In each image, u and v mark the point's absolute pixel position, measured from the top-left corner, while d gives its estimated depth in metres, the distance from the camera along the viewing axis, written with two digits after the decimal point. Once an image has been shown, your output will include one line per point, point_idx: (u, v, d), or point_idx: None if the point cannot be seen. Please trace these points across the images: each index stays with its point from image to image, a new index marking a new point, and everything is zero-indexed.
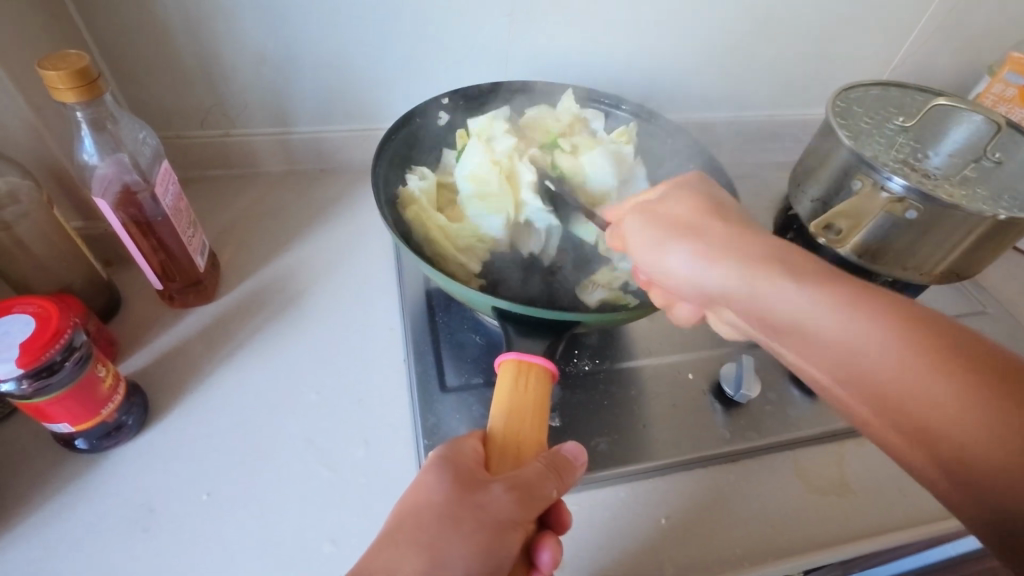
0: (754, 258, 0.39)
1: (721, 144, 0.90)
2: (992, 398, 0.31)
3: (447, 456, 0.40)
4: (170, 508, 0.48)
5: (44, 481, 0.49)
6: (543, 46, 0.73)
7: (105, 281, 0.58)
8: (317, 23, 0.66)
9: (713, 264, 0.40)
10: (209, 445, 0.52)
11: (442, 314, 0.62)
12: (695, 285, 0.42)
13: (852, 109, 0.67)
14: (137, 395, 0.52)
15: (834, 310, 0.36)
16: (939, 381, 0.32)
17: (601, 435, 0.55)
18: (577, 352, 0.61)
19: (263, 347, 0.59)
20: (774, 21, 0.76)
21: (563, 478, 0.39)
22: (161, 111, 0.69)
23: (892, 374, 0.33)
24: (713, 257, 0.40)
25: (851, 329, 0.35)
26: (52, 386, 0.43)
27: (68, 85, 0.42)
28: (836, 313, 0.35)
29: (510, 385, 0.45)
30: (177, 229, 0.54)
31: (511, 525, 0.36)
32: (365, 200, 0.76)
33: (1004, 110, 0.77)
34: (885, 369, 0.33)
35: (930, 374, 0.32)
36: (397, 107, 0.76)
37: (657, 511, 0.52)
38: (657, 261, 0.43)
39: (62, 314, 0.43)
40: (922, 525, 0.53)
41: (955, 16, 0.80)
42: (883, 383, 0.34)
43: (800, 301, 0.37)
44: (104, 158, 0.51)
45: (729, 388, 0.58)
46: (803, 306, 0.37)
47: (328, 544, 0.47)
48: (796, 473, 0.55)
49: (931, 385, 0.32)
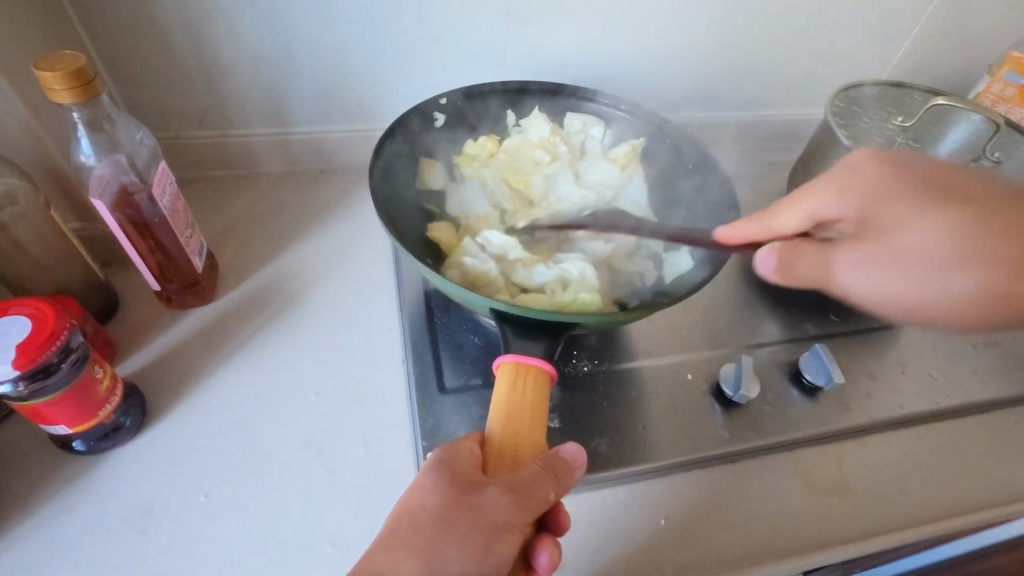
0: (869, 222, 0.44)
1: (721, 144, 0.89)
2: (995, 259, 0.39)
3: (444, 458, 0.40)
4: (169, 510, 0.48)
5: (42, 483, 0.49)
6: (542, 46, 0.73)
7: (103, 282, 0.58)
8: (316, 24, 0.65)
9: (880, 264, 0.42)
10: (207, 447, 0.52)
11: (440, 315, 0.62)
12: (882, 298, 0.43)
13: (851, 109, 0.67)
14: (135, 397, 0.52)
15: (953, 218, 0.41)
16: (956, 274, 0.40)
17: (600, 436, 0.55)
18: (576, 353, 0.61)
19: (261, 348, 0.59)
20: (775, 19, 0.76)
21: (561, 480, 0.39)
22: (160, 111, 0.69)
23: (937, 247, 0.41)
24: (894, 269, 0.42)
25: (968, 241, 0.40)
26: (49, 388, 0.43)
27: (65, 85, 0.42)
28: (945, 237, 0.41)
29: (508, 386, 0.45)
30: (175, 230, 0.54)
31: (508, 528, 0.36)
32: (363, 200, 0.76)
33: (1003, 109, 0.77)
34: (932, 253, 0.41)
35: (958, 235, 0.40)
36: (396, 107, 0.76)
37: (656, 512, 0.52)
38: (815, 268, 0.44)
39: (60, 316, 0.43)
40: (922, 525, 0.53)
41: (954, 15, 0.80)
42: (919, 257, 0.41)
43: (924, 229, 0.41)
44: (101, 159, 0.51)
45: (728, 388, 0.57)
46: (924, 232, 0.41)
47: (327, 546, 0.47)
48: (795, 474, 0.55)
49: (977, 270, 0.40)
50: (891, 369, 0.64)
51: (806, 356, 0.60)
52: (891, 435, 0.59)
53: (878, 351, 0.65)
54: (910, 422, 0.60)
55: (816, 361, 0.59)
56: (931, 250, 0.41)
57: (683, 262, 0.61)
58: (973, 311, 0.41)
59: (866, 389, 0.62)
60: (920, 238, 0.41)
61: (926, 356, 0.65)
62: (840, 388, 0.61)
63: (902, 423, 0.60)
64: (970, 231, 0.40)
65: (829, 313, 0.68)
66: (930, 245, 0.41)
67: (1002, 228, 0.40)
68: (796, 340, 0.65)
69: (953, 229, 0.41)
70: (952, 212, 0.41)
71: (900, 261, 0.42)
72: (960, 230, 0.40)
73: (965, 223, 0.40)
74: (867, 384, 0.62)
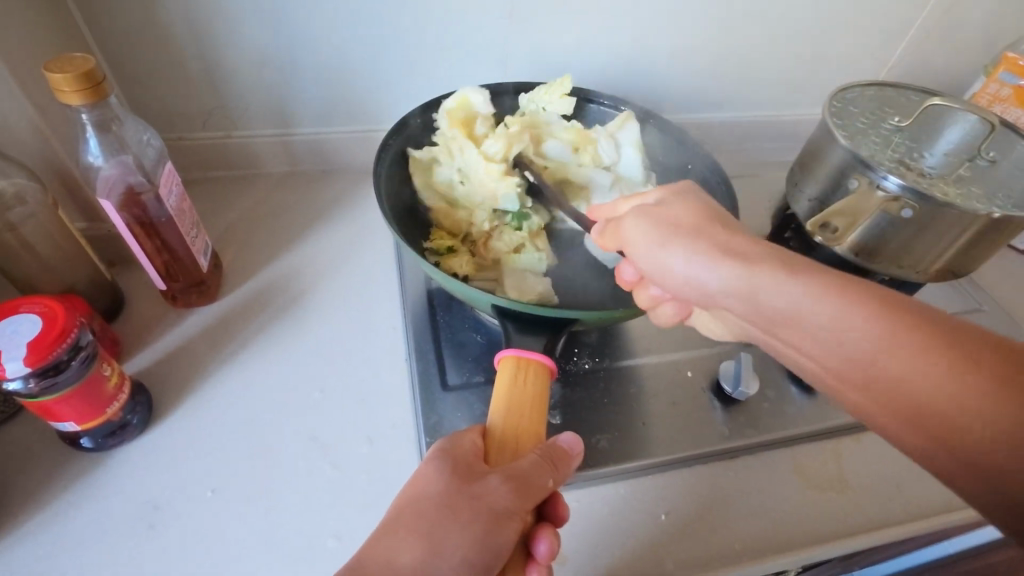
0: (754, 258, 0.38)
1: (719, 144, 0.90)
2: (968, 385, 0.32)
3: (446, 448, 0.40)
4: (177, 504, 0.49)
5: (51, 479, 0.49)
6: (543, 48, 0.74)
7: (109, 281, 0.59)
8: (319, 27, 0.66)
9: (717, 264, 0.39)
10: (213, 444, 0.52)
11: (443, 313, 0.63)
12: (693, 286, 0.41)
13: (847, 109, 0.67)
14: (142, 394, 0.53)
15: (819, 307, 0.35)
16: (877, 337, 0.34)
17: (601, 432, 0.55)
18: (577, 351, 0.61)
19: (266, 348, 0.60)
20: (773, 21, 0.77)
21: (559, 468, 0.40)
22: (163, 113, 0.69)
23: (904, 378, 0.33)
24: (716, 256, 0.39)
25: (857, 330, 0.34)
26: (59, 384, 0.43)
27: (75, 87, 0.42)
28: (840, 322, 0.35)
29: (509, 379, 0.45)
30: (181, 230, 0.55)
31: (509, 515, 0.36)
32: (365, 200, 0.77)
33: (999, 109, 0.78)
34: (904, 372, 0.33)
35: (953, 375, 0.32)
36: (397, 108, 0.77)
37: (657, 507, 0.52)
38: (656, 260, 0.42)
39: (69, 314, 0.44)
40: (918, 519, 0.54)
41: (949, 18, 0.81)
42: (892, 379, 0.34)
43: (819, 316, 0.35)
44: (109, 160, 0.51)
45: (728, 384, 0.58)
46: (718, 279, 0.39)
47: (332, 540, 0.48)
48: (794, 469, 0.56)
49: (917, 436, 0.34)
50: None
51: None
52: None
53: None
54: None
55: None
56: (770, 269, 0.37)
57: None
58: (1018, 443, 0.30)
59: None
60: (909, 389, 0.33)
61: None
62: None
63: None
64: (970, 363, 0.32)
65: None
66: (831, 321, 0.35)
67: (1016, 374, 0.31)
68: None
69: (899, 310, 0.34)
70: (909, 343, 0.33)
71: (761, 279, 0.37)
72: (918, 362, 0.33)
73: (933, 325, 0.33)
74: None
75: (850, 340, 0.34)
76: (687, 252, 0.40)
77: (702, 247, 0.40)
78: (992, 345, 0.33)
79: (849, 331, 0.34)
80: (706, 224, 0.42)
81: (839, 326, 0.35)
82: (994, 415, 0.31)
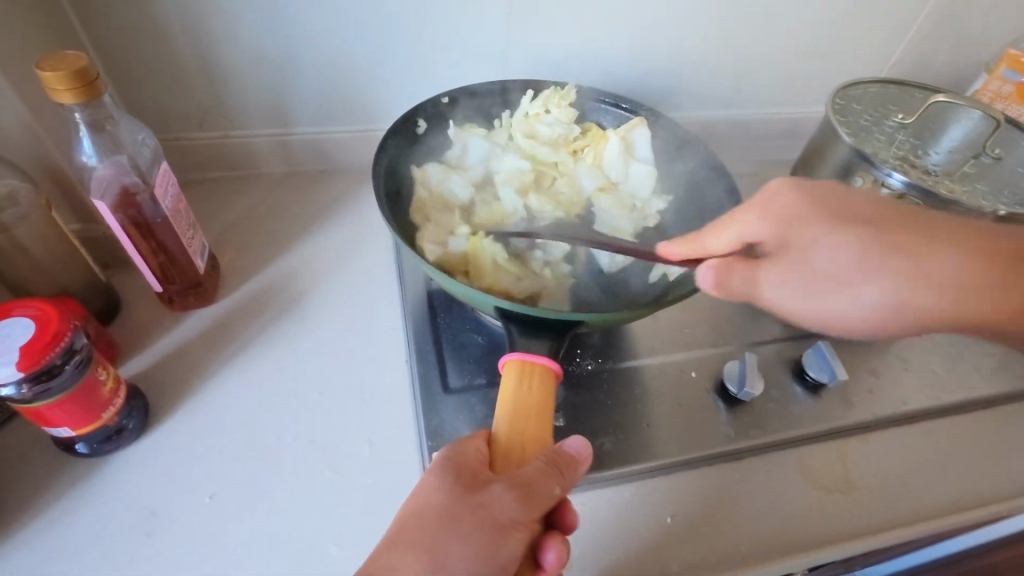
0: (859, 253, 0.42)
1: (720, 143, 0.90)
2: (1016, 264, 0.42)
3: (450, 456, 0.40)
4: (173, 511, 0.48)
5: (45, 486, 0.48)
6: (543, 48, 0.73)
7: (104, 284, 0.58)
8: (319, 25, 0.65)
9: (845, 247, 0.42)
10: (211, 449, 0.52)
11: (443, 315, 0.62)
12: (848, 323, 0.44)
13: (851, 107, 0.67)
14: (139, 398, 0.52)
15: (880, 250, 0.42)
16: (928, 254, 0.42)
17: (606, 434, 0.55)
18: (580, 352, 0.61)
19: (265, 350, 0.59)
20: (775, 19, 0.76)
21: (566, 475, 0.39)
22: (161, 113, 0.68)
23: (909, 301, 0.42)
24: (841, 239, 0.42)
25: (891, 245, 0.42)
26: (53, 389, 0.42)
27: (67, 85, 0.41)
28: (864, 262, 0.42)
29: (514, 386, 0.44)
30: (178, 231, 0.54)
31: (515, 524, 0.36)
32: (363, 201, 0.76)
33: (1001, 106, 0.78)
34: (918, 302, 0.42)
35: (973, 270, 0.42)
36: (397, 107, 0.76)
37: (662, 509, 0.52)
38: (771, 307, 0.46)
39: (62, 317, 0.43)
40: (925, 520, 0.53)
41: (950, 15, 0.80)
42: (916, 311, 0.42)
43: (949, 262, 0.42)
44: (103, 160, 0.50)
45: (732, 385, 0.57)
46: (888, 295, 0.42)
47: (332, 547, 0.47)
48: (799, 470, 0.55)
49: (993, 322, 0.43)
50: (893, 366, 0.64)
51: (809, 353, 0.60)
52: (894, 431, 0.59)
53: (881, 348, 0.65)
54: (913, 418, 0.60)
55: (819, 358, 0.59)
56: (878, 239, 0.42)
57: None
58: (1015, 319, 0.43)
59: (869, 385, 0.62)
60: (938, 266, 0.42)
61: (927, 352, 0.66)
62: (844, 386, 0.61)
63: (905, 419, 0.60)
64: (979, 261, 0.42)
65: None
66: (847, 261, 0.42)
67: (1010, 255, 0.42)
68: (799, 337, 0.65)
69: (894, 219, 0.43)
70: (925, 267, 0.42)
71: (801, 288, 0.44)
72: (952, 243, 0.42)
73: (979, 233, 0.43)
74: (870, 380, 0.62)
75: (893, 276, 0.42)
76: (827, 241, 0.43)
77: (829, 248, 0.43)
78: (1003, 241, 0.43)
79: (875, 251, 0.42)
80: (865, 255, 0.42)
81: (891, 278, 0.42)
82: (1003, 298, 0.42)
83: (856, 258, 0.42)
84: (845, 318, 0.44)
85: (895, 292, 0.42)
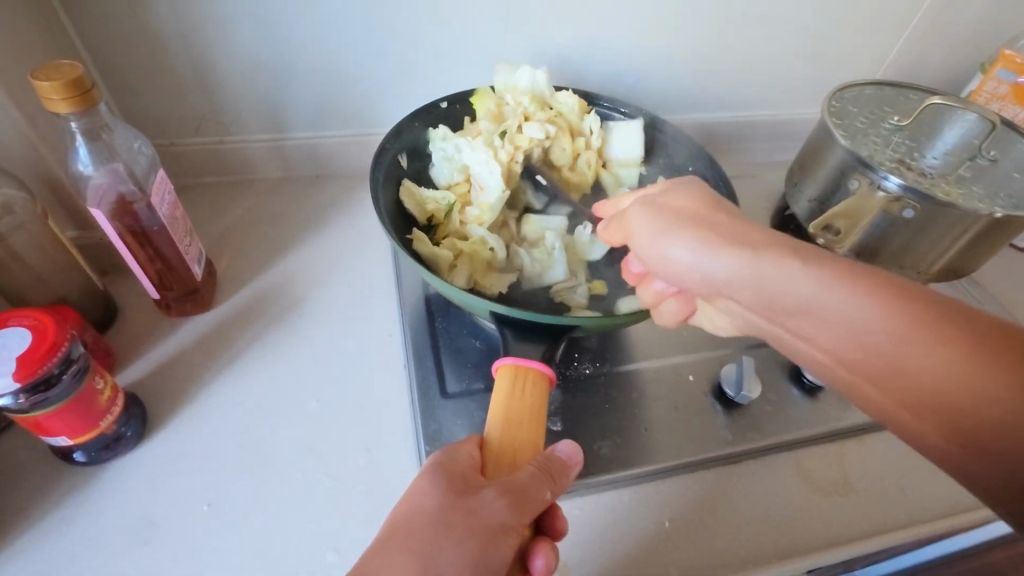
0: (749, 245, 0.39)
1: (716, 145, 0.90)
2: (970, 345, 0.32)
3: (442, 462, 0.39)
4: (171, 520, 0.48)
5: (43, 495, 0.48)
6: (540, 50, 0.73)
7: (101, 291, 0.58)
8: (314, 31, 0.66)
9: (716, 256, 0.39)
10: (208, 457, 0.52)
11: (441, 319, 0.62)
12: (703, 277, 0.41)
13: (847, 109, 0.67)
14: (136, 407, 0.52)
15: (753, 264, 0.38)
16: (905, 326, 0.33)
17: (603, 439, 0.55)
18: (577, 356, 0.61)
19: (263, 356, 0.59)
20: (769, 22, 0.77)
21: (557, 481, 0.39)
22: (154, 119, 0.68)
23: (913, 363, 0.33)
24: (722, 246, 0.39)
25: (781, 266, 0.37)
26: (50, 399, 0.42)
27: (61, 95, 0.41)
28: (813, 283, 0.36)
29: (506, 391, 0.44)
30: (174, 239, 0.54)
31: (506, 530, 0.36)
32: (359, 206, 0.76)
33: (997, 107, 0.78)
34: (924, 374, 0.32)
35: (913, 330, 0.33)
36: (393, 112, 0.76)
37: (660, 514, 0.52)
38: (657, 251, 0.43)
39: (59, 327, 0.43)
40: (922, 523, 0.53)
41: (945, 16, 0.80)
42: (930, 388, 0.32)
43: (789, 274, 0.37)
44: (99, 168, 0.50)
45: (729, 389, 0.58)
46: (720, 271, 0.40)
47: (331, 554, 0.47)
48: (796, 472, 0.56)
49: (942, 429, 0.32)
50: None
51: None
52: (891, 433, 0.60)
53: None
54: None
55: None
56: (767, 265, 0.38)
57: None
58: (998, 418, 0.30)
59: None
60: (798, 286, 0.37)
61: None
62: None
63: None
64: (950, 341, 0.32)
65: None
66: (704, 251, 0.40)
67: (946, 327, 0.32)
68: None
69: (892, 291, 0.35)
70: (891, 310, 0.34)
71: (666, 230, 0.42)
72: (893, 324, 0.33)
73: (899, 288, 0.35)
74: None
75: (773, 273, 0.37)
76: (697, 242, 0.40)
77: (711, 239, 0.40)
78: (991, 328, 0.33)
79: (761, 278, 0.38)
80: (710, 218, 0.42)
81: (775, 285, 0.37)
82: (1008, 396, 0.30)
83: (757, 269, 0.38)
84: (684, 275, 0.42)
85: (712, 262, 0.40)
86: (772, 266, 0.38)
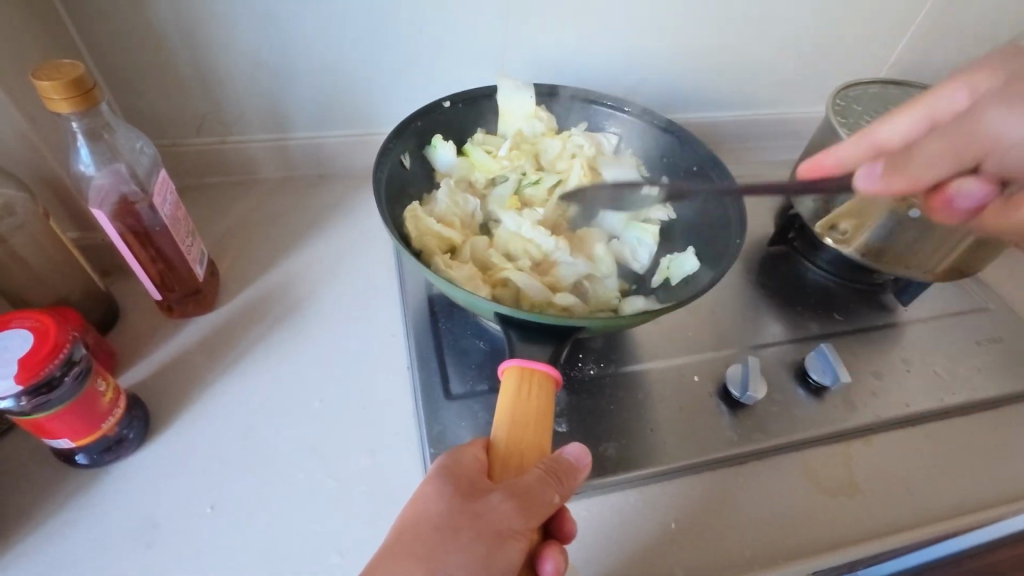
0: (959, 147, 0.42)
1: (720, 144, 0.90)
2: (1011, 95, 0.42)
3: (448, 465, 0.39)
4: (174, 522, 0.47)
5: (45, 497, 0.48)
6: (543, 50, 0.73)
7: (102, 292, 0.57)
8: (317, 30, 0.65)
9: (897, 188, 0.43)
10: (211, 459, 0.51)
11: (444, 320, 0.62)
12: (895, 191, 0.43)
13: (852, 108, 0.67)
14: (138, 408, 0.51)
15: (949, 137, 0.42)
16: (957, 136, 0.42)
17: (609, 440, 0.54)
18: (581, 357, 0.60)
19: (265, 357, 0.59)
20: (774, 20, 0.76)
21: (564, 484, 0.38)
22: (158, 119, 0.68)
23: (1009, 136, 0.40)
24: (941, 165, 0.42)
25: (947, 139, 0.42)
26: (52, 402, 0.42)
27: (63, 94, 0.41)
28: (945, 135, 0.42)
29: (512, 393, 0.44)
30: (177, 239, 0.54)
31: (513, 535, 0.35)
32: (362, 206, 0.76)
33: None
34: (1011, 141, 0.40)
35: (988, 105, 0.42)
36: (395, 112, 0.75)
37: (666, 515, 0.51)
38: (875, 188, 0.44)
39: (61, 328, 0.43)
40: (929, 524, 0.53)
41: (949, 15, 0.80)
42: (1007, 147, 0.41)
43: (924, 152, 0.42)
44: (100, 168, 0.50)
45: (735, 389, 0.57)
46: (945, 168, 0.42)
47: (335, 556, 0.47)
48: (803, 473, 0.55)
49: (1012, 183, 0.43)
50: (895, 367, 0.64)
51: (811, 356, 0.60)
52: (897, 433, 0.59)
53: (883, 350, 0.65)
54: (916, 420, 0.60)
55: (822, 360, 0.59)
56: (948, 140, 0.42)
57: (689, 264, 0.60)
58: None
59: (872, 388, 0.62)
60: (936, 144, 0.42)
61: (930, 354, 0.65)
62: (846, 388, 0.61)
63: (909, 421, 0.60)
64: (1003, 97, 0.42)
65: (832, 312, 0.69)
66: (942, 146, 0.42)
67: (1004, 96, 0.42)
68: (800, 339, 0.65)
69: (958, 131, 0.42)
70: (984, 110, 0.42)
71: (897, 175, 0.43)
72: (953, 131, 0.42)
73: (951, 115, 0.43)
74: (873, 383, 0.62)
75: (936, 154, 0.42)
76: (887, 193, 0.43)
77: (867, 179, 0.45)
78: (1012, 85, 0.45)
79: (952, 141, 0.42)
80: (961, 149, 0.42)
81: (941, 143, 0.42)
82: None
83: (947, 138, 0.42)
84: (979, 146, 0.42)
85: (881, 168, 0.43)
86: (946, 139, 0.42)
